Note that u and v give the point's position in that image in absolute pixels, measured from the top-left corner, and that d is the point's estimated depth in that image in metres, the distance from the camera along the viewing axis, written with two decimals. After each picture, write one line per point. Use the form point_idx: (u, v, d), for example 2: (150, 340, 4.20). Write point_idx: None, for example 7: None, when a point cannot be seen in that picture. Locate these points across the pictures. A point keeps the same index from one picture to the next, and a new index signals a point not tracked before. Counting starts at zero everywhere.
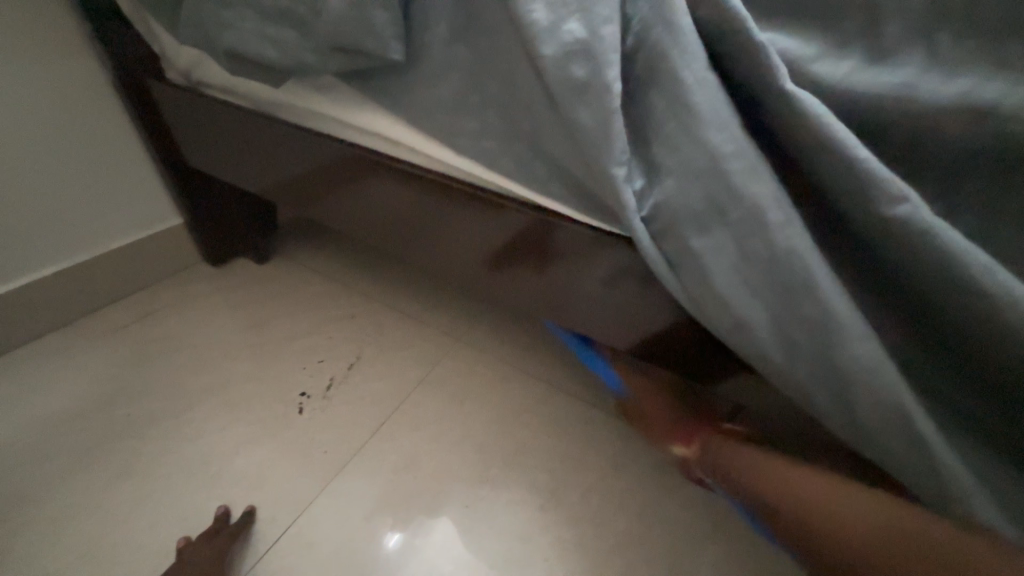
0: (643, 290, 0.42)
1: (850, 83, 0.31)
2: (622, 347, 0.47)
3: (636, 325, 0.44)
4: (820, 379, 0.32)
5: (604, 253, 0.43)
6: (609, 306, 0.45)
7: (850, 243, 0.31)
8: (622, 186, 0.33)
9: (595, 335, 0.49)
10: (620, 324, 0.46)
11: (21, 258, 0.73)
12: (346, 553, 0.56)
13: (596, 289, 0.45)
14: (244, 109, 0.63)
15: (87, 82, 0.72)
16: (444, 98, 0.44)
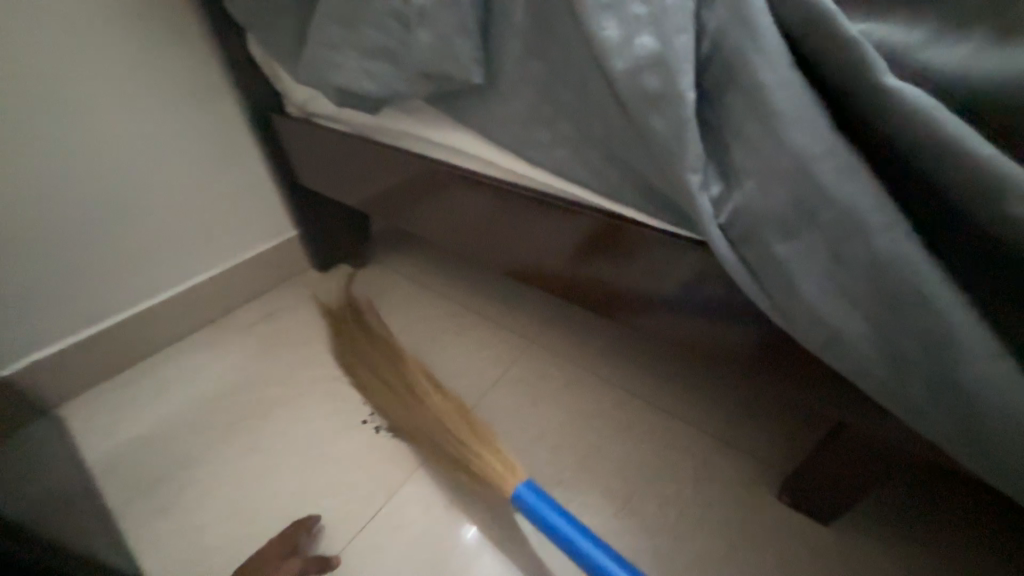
0: (723, 296, 0.41)
1: (964, 69, 0.28)
2: (701, 353, 0.46)
3: (717, 332, 0.43)
4: (942, 402, 0.28)
5: (683, 257, 0.42)
6: (688, 310, 0.44)
7: (973, 249, 0.28)
8: (697, 193, 0.32)
9: (674, 340, 0.48)
10: (700, 330, 0.45)
11: (184, 266, 0.90)
12: (433, 538, 0.62)
13: (674, 292, 0.45)
14: (346, 136, 0.72)
15: (228, 121, 0.87)
16: (520, 113, 0.47)
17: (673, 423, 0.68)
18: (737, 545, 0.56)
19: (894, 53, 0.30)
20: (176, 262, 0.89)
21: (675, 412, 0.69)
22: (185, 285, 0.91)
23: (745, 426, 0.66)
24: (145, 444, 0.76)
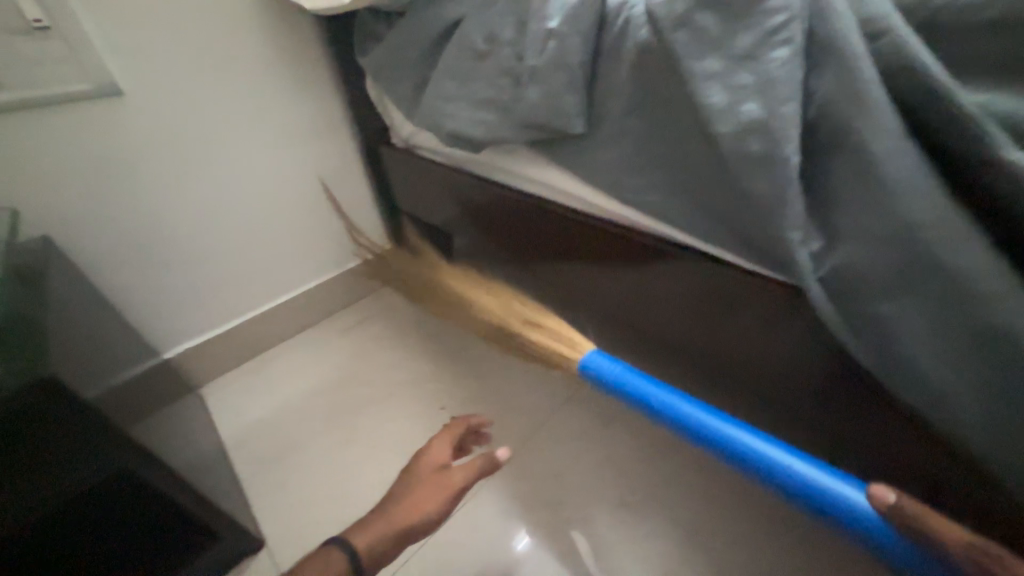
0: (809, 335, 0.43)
1: None
2: (785, 386, 0.49)
3: (795, 363, 0.46)
4: None
5: (765, 297, 0.45)
6: (773, 345, 0.47)
7: None
8: (798, 249, 0.34)
9: (756, 373, 0.51)
10: (779, 363, 0.47)
11: (299, 275, 1.03)
12: (498, 546, 0.67)
13: (758, 327, 0.47)
14: (447, 168, 0.81)
15: (342, 150, 0.99)
16: (617, 160, 0.51)
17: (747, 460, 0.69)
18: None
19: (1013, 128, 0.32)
20: (293, 270, 1.02)
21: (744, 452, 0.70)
22: (300, 289, 1.04)
23: None
24: (263, 427, 0.88)
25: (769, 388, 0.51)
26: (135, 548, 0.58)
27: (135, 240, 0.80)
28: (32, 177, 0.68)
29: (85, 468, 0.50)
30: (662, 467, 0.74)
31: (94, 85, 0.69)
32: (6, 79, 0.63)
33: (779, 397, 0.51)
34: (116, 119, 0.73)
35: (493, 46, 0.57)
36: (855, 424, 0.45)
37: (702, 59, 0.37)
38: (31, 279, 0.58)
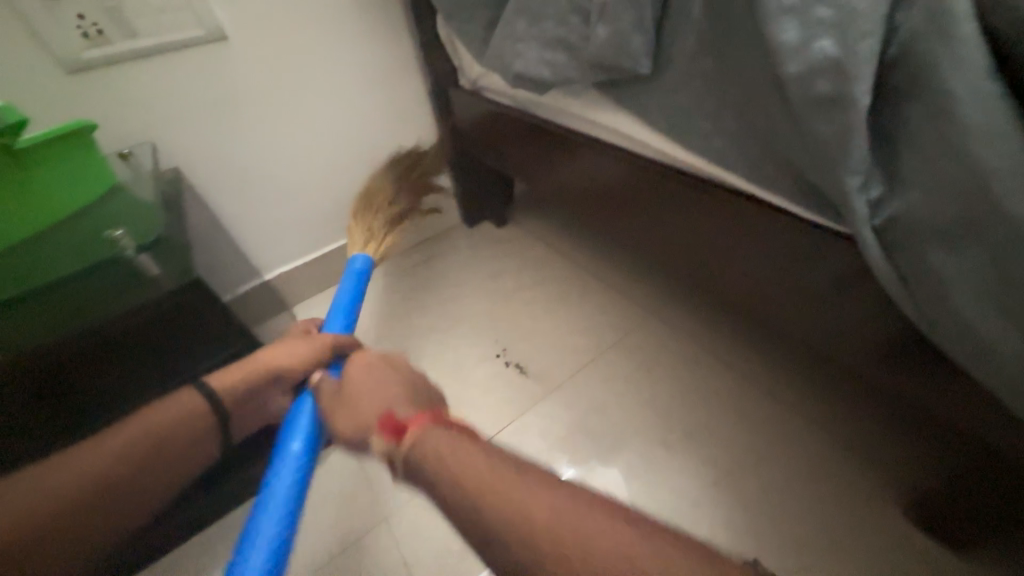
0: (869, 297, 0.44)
1: None
2: (838, 343, 0.50)
3: (854, 326, 0.47)
4: None
5: (838, 257, 0.45)
6: (831, 303, 0.48)
7: None
8: (857, 195, 0.35)
9: (811, 329, 0.53)
10: (835, 320, 0.49)
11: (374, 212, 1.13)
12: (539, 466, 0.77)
13: (819, 286, 0.48)
14: (513, 112, 0.83)
15: (412, 93, 1.05)
16: (682, 103, 0.50)
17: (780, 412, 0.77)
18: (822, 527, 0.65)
19: None
20: None
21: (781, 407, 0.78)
22: None
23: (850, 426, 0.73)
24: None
25: (822, 345, 0.52)
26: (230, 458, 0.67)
27: (240, 173, 0.91)
28: (161, 116, 0.80)
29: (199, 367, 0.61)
30: (699, 414, 0.79)
31: (205, 31, 0.78)
32: (140, 27, 0.73)
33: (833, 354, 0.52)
34: (222, 62, 0.82)
35: None
36: (901, 391, 0.46)
37: None
38: (175, 205, 0.70)
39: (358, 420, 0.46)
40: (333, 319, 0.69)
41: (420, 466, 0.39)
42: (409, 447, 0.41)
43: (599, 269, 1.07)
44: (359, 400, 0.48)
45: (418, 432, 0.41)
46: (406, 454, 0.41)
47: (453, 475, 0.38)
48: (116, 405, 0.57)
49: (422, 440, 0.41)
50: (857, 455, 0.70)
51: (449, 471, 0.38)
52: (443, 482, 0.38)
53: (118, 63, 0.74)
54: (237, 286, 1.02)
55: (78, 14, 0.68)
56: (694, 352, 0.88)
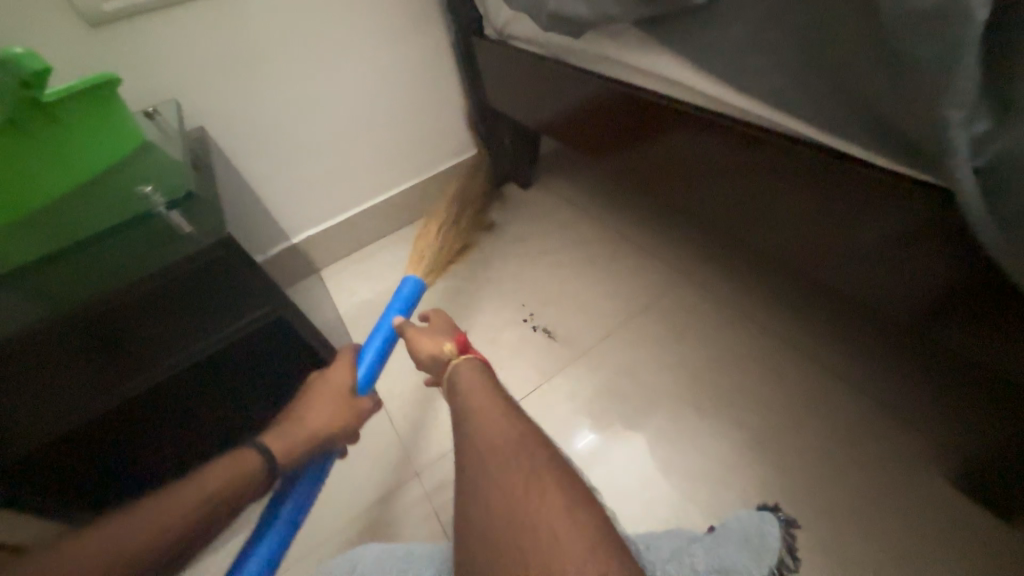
0: (945, 251, 0.40)
1: None
2: (900, 306, 0.47)
3: (911, 283, 0.44)
4: None
5: (906, 209, 0.42)
6: (895, 261, 0.45)
7: None
8: (956, 131, 0.30)
9: (868, 290, 0.49)
10: (901, 279, 0.45)
11: (398, 175, 1.11)
12: (567, 430, 0.76)
13: (882, 243, 0.45)
14: (545, 61, 0.78)
15: (436, 45, 1.00)
16: (740, 36, 0.45)
17: (823, 379, 0.73)
18: (865, 498, 0.62)
19: None
20: (392, 170, 1.09)
21: (825, 373, 0.74)
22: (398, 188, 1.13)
23: (899, 395, 0.69)
24: (371, 307, 1.03)
25: (878, 307, 0.49)
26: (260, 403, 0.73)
27: (265, 133, 0.90)
28: (185, 74, 0.78)
29: (230, 331, 0.63)
30: (734, 380, 0.76)
31: None
32: None
33: (890, 317, 0.49)
34: (242, 14, 0.78)
35: None
36: (952, 348, 0.44)
37: None
38: (203, 166, 0.70)
39: (433, 337, 0.57)
40: (374, 335, 0.62)
41: (462, 382, 0.52)
42: (461, 366, 0.53)
43: (629, 231, 1.03)
44: (438, 330, 0.59)
45: (473, 362, 0.54)
46: (454, 367, 0.54)
47: (476, 398, 0.50)
48: (155, 362, 0.60)
49: (476, 370, 0.53)
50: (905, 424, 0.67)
51: (480, 401, 0.49)
52: (465, 400, 0.50)
53: (139, 16, 0.72)
54: (267, 248, 1.02)
55: None
56: (730, 317, 0.84)
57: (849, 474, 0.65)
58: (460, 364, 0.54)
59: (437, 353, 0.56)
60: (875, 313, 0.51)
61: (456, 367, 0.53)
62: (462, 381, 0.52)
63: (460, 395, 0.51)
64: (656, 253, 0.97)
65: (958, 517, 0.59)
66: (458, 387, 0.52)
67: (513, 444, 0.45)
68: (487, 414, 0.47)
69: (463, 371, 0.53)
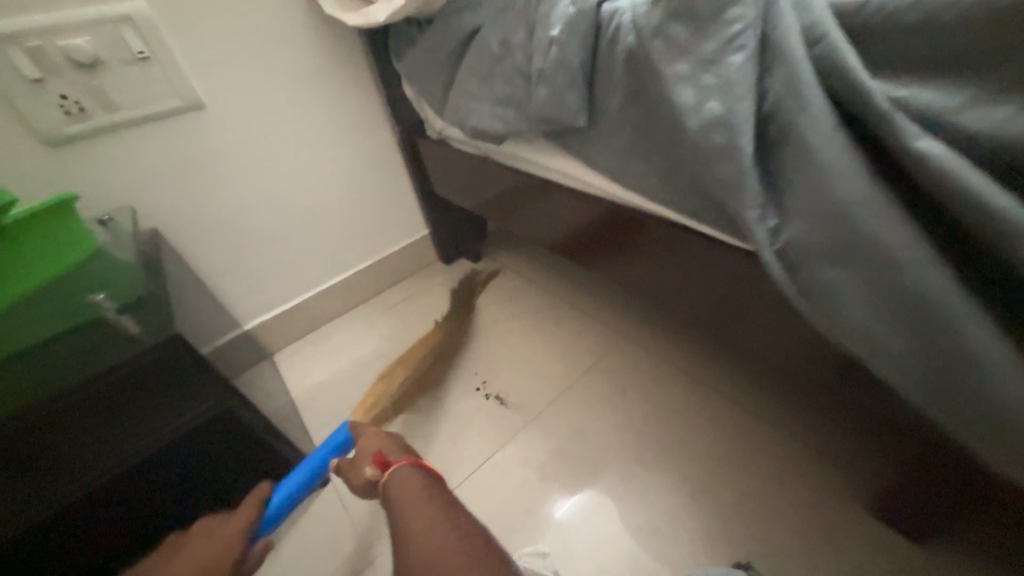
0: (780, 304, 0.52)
1: (998, 128, 0.32)
2: (763, 347, 0.57)
3: (759, 324, 0.56)
4: (955, 410, 0.36)
5: (737, 266, 0.54)
6: (748, 308, 0.56)
7: (980, 270, 0.34)
8: (756, 225, 0.41)
9: (741, 336, 0.59)
10: (758, 322, 0.56)
11: (351, 257, 1.18)
12: (522, 496, 0.78)
13: (739, 296, 0.56)
14: (478, 159, 0.91)
15: (384, 144, 1.12)
16: (616, 149, 0.57)
17: (746, 421, 0.81)
18: (795, 532, 0.68)
19: (924, 117, 0.35)
20: (345, 254, 1.16)
21: (746, 415, 0.82)
22: (351, 270, 1.19)
23: (808, 425, 0.79)
24: (324, 387, 1.03)
25: (753, 353, 0.59)
26: (187, 500, 0.70)
27: (220, 229, 0.95)
28: (140, 182, 0.84)
29: (179, 424, 0.63)
30: (671, 430, 0.83)
31: (182, 102, 0.83)
32: (120, 102, 0.78)
33: (760, 360, 0.59)
34: (201, 130, 0.87)
35: (507, 50, 0.64)
36: (802, 376, 0.55)
37: (675, 63, 0.43)
38: (155, 264, 0.72)
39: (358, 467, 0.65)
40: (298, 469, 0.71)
41: (397, 492, 0.58)
42: (393, 477, 0.60)
43: (569, 297, 1.13)
44: (364, 455, 0.66)
45: (399, 471, 0.60)
46: (384, 483, 0.60)
47: (412, 505, 0.56)
48: (94, 465, 0.59)
49: (404, 474, 0.60)
50: (818, 455, 0.75)
51: (412, 512, 0.55)
52: (400, 508, 0.56)
53: (99, 136, 0.78)
54: (214, 339, 1.02)
55: (60, 94, 0.72)
56: (662, 371, 0.93)
57: (777, 511, 0.70)
58: (390, 478, 0.60)
59: (367, 480, 0.62)
60: (752, 357, 0.60)
61: (389, 480, 0.60)
62: (394, 488, 0.58)
63: (396, 502, 0.57)
64: (595, 315, 1.08)
65: (871, 536, 0.65)
66: (394, 497, 0.58)
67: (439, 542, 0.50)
68: (417, 522, 0.53)
69: (394, 483, 0.59)
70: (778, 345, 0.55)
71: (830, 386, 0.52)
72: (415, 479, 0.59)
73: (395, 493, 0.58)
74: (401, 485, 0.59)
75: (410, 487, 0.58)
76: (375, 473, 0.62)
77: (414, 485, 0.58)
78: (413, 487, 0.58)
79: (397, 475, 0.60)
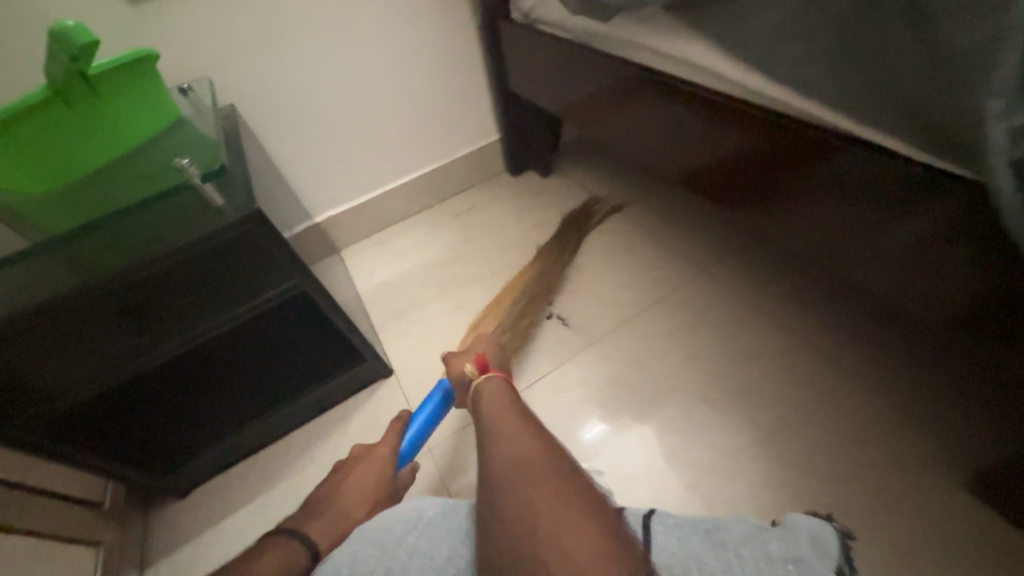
0: (953, 245, 0.41)
1: None
2: (901, 293, 0.48)
3: (905, 266, 0.46)
4: None
5: (907, 192, 0.42)
6: (900, 247, 0.45)
7: None
8: (994, 120, 0.31)
9: (872, 278, 0.50)
10: (908, 266, 0.46)
11: (418, 158, 1.12)
12: (577, 413, 0.78)
13: (894, 232, 0.45)
14: (571, 45, 0.77)
15: (462, 29, 0.99)
16: (777, 22, 0.44)
17: (839, 376, 0.73)
18: (876, 495, 0.62)
19: None
20: (413, 154, 1.11)
21: (841, 370, 0.73)
22: (419, 172, 1.14)
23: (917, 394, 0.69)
24: (387, 287, 1.04)
25: (879, 294, 0.51)
26: (261, 365, 0.77)
27: (293, 112, 0.91)
28: (215, 51, 0.79)
29: (257, 296, 0.66)
30: (743, 375, 0.76)
31: None
32: None
33: (890, 303, 0.50)
34: None
35: None
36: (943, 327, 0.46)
37: None
38: (233, 142, 0.71)
39: (460, 358, 0.65)
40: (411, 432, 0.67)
41: (485, 396, 0.57)
42: (485, 382, 0.59)
43: (647, 222, 1.03)
44: (467, 351, 0.67)
45: (492, 380, 0.59)
46: (477, 384, 0.59)
47: (498, 409, 0.54)
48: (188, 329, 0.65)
49: (497, 384, 0.58)
50: (922, 422, 0.66)
51: (504, 422, 0.51)
52: (487, 409, 0.55)
53: None
54: (292, 225, 1.05)
55: None
56: (743, 313, 0.83)
57: (861, 472, 0.64)
58: (482, 380, 0.59)
59: (462, 374, 0.62)
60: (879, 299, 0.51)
61: (480, 383, 0.59)
62: (486, 394, 0.57)
63: (484, 407, 0.55)
64: (674, 245, 0.98)
65: (968, 513, 0.59)
66: (481, 399, 0.57)
67: (532, 460, 0.45)
68: (508, 428, 0.50)
69: (486, 385, 0.58)
70: (930, 293, 0.45)
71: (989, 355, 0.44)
72: (512, 391, 0.58)
73: (484, 399, 0.57)
74: (494, 392, 0.57)
75: (505, 397, 0.56)
76: (471, 371, 0.61)
77: (508, 395, 0.57)
78: (505, 394, 0.57)
79: (492, 382, 0.59)
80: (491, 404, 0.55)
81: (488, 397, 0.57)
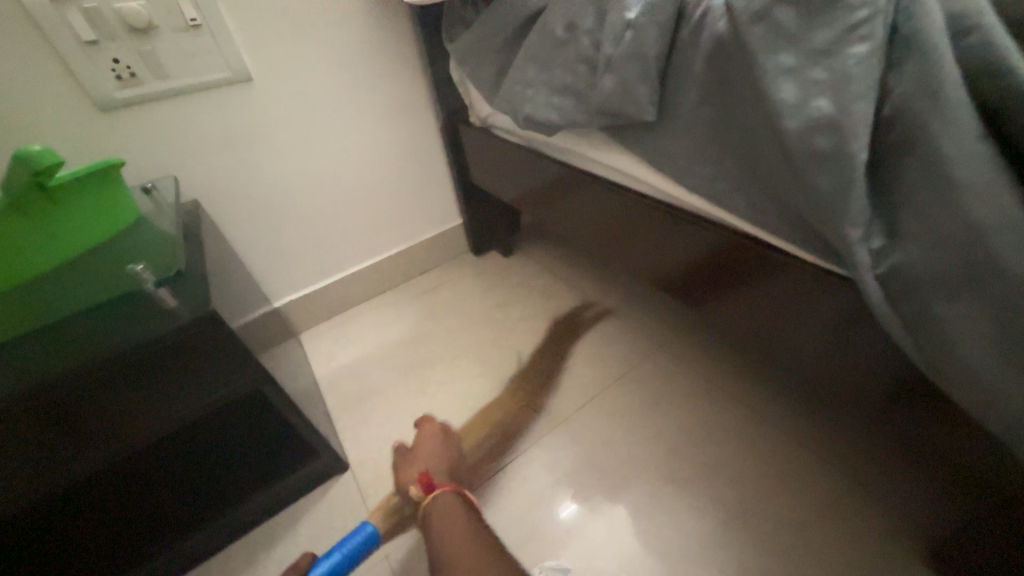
0: (844, 325, 0.46)
1: None
2: (816, 368, 0.53)
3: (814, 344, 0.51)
4: None
5: (804, 281, 0.48)
6: (808, 326, 0.51)
7: None
8: (858, 244, 0.37)
9: (791, 353, 0.55)
10: (817, 344, 0.51)
11: (382, 241, 1.16)
12: (543, 501, 0.75)
13: (801, 313, 0.50)
14: (521, 150, 0.87)
15: (425, 130, 1.09)
16: (686, 148, 0.52)
17: (789, 448, 0.76)
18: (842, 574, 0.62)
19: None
20: (377, 238, 1.15)
21: (790, 442, 0.77)
22: (382, 255, 1.17)
23: (860, 462, 0.72)
24: (347, 372, 1.02)
25: (799, 368, 0.56)
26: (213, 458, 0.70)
27: (258, 204, 0.94)
28: (183, 152, 0.83)
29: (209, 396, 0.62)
30: (704, 451, 0.78)
31: (232, 73, 0.82)
32: (171, 69, 0.77)
33: (810, 377, 0.55)
34: (246, 103, 0.86)
35: (573, 34, 0.59)
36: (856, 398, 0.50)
37: (778, 54, 0.39)
38: (195, 236, 0.72)
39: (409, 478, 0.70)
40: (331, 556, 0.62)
41: (435, 515, 0.61)
42: (433, 501, 0.63)
43: (602, 300, 1.09)
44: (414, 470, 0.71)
45: (442, 496, 0.64)
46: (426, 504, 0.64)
47: (448, 521, 0.60)
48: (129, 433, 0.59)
49: (444, 498, 0.63)
50: (869, 491, 0.69)
51: (455, 540, 0.56)
52: (439, 528, 0.59)
53: (148, 103, 0.77)
54: None
55: (112, 59, 0.72)
56: (699, 388, 0.88)
57: (824, 548, 0.65)
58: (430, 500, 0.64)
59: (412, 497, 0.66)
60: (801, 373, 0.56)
61: (429, 503, 0.63)
62: (436, 514, 0.61)
63: (437, 526, 0.60)
64: (629, 322, 1.03)
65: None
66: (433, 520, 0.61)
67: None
68: (459, 549, 0.55)
69: (435, 503, 0.63)
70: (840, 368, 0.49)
71: (900, 424, 0.47)
72: (462, 505, 0.63)
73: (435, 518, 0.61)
74: (443, 508, 0.62)
75: (452, 513, 0.61)
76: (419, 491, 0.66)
77: (456, 509, 0.62)
78: (456, 508, 0.62)
79: (441, 497, 0.64)
80: (442, 523, 0.60)
81: (437, 515, 0.62)
